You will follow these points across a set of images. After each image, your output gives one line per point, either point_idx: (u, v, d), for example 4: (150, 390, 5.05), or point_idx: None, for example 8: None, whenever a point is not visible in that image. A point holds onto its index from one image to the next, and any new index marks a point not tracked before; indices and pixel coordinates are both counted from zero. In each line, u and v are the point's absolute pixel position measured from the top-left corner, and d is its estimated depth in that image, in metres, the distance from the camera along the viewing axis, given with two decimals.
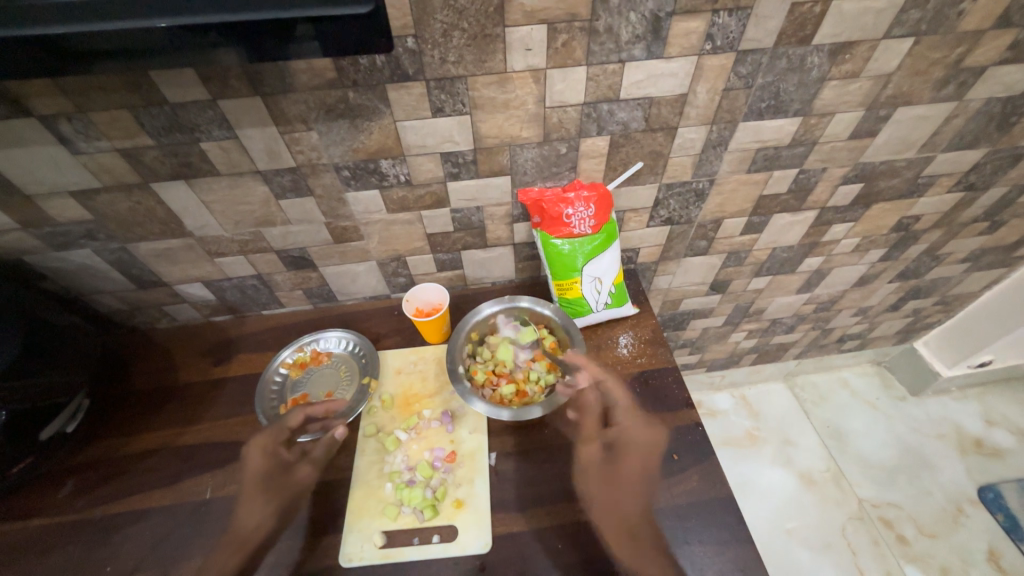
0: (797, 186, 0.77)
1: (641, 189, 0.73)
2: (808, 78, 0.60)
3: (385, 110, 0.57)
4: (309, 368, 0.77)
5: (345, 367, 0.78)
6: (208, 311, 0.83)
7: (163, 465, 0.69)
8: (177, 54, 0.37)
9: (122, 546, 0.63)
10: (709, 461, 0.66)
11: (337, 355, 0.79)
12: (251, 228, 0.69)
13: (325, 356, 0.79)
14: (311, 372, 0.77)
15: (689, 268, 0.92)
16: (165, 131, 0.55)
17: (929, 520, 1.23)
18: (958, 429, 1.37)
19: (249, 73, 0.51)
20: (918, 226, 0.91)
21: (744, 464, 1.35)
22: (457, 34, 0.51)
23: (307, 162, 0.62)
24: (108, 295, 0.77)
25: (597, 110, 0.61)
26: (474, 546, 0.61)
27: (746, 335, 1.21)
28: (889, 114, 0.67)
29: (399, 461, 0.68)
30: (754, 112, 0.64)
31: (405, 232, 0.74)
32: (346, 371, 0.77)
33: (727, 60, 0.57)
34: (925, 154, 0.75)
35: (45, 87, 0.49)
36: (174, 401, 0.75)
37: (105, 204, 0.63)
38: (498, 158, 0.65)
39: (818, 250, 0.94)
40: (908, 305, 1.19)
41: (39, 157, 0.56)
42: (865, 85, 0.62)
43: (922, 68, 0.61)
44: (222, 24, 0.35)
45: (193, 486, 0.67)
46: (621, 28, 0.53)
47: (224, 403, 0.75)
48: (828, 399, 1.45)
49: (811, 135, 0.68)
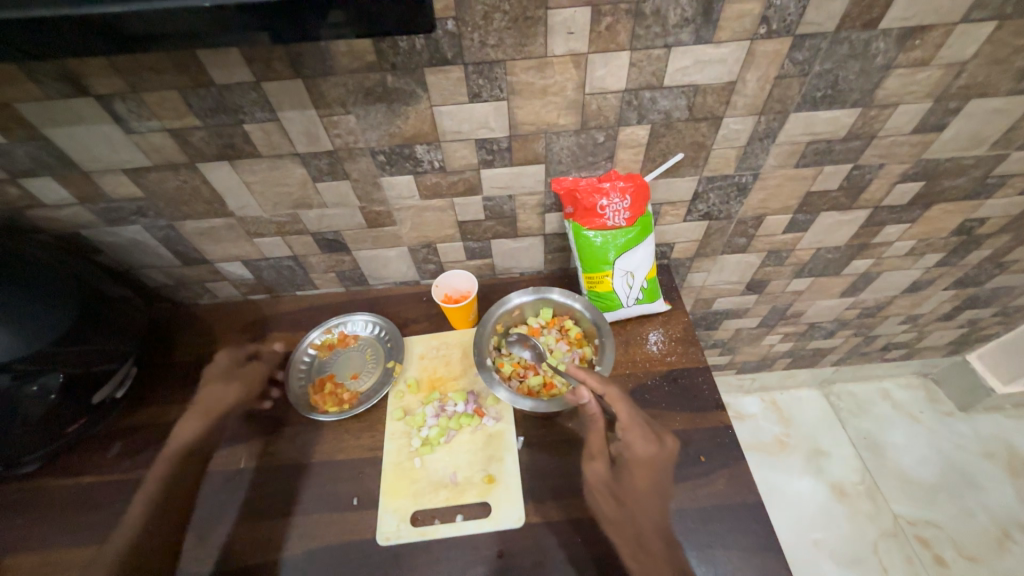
0: (849, 182, 0.72)
1: (680, 181, 0.70)
2: (871, 66, 0.56)
3: (423, 95, 0.57)
4: (337, 351, 0.79)
5: (371, 351, 0.79)
6: (246, 289, 0.86)
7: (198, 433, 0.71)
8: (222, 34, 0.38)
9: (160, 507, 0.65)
10: (736, 466, 0.64)
11: (364, 339, 0.80)
12: (289, 210, 0.71)
13: (352, 339, 0.80)
14: (338, 354, 0.79)
15: (725, 266, 0.89)
16: (212, 113, 0.57)
17: (971, 543, 1.16)
18: (1010, 450, 1.28)
19: (291, 56, 0.52)
20: (982, 230, 0.85)
21: (770, 470, 1.31)
22: (498, 17, 0.50)
23: (344, 146, 0.62)
24: (156, 270, 0.80)
25: (638, 97, 0.59)
26: (509, 521, 0.62)
27: (781, 338, 1.17)
28: (960, 106, 0.62)
29: (427, 402, 0.72)
30: (808, 101, 0.60)
31: (436, 219, 0.74)
32: (371, 354, 0.79)
33: (783, 45, 0.54)
34: (998, 152, 0.69)
35: (105, 67, 0.52)
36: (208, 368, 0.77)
37: (154, 182, 0.65)
38: (533, 145, 0.64)
39: (868, 252, 0.88)
40: (964, 315, 1.11)
41: (97, 136, 0.59)
42: (935, 74, 0.58)
43: (1002, 56, 0.56)
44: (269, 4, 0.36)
45: (227, 455, 0.70)
46: (669, 11, 0.50)
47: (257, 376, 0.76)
48: (867, 410, 1.38)
49: (869, 129, 0.64)
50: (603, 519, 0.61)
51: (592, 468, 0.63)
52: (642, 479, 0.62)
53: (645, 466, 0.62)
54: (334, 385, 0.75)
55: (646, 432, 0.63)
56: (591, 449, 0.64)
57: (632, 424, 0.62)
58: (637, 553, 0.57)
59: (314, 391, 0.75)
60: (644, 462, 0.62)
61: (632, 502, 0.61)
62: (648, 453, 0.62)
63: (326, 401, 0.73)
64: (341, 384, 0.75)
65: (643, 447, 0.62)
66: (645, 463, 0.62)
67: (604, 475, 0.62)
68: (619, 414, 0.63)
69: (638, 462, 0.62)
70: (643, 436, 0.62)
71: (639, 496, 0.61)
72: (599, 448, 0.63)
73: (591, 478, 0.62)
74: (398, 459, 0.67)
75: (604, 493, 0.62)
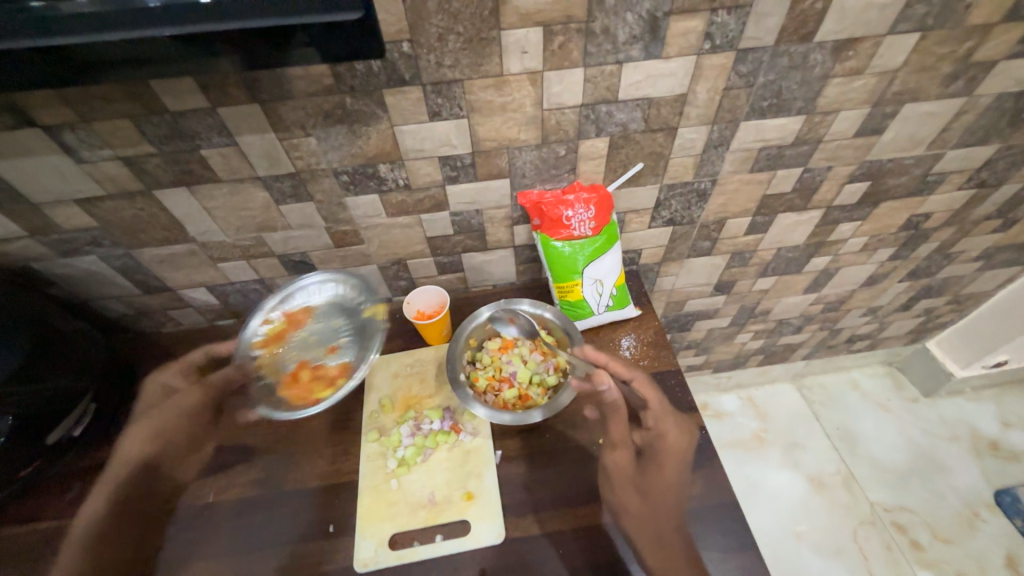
0: (801, 185, 0.76)
1: (642, 190, 0.72)
2: (811, 76, 0.59)
3: (382, 115, 0.57)
4: (296, 337, 0.76)
5: (341, 322, 0.77)
6: (212, 315, 0.84)
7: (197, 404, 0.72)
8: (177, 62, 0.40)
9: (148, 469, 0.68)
10: (712, 466, 0.65)
11: (320, 313, 0.76)
12: (253, 233, 0.70)
13: (302, 314, 0.76)
14: (291, 342, 0.75)
15: (693, 269, 0.91)
16: (167, 140, 0.56)
17: (943, 524, 1.20)
18: (974, 431, 1.33)
19: (246, 81, 0.52)
20: (928, 225, 0.89)
21: (751, 466, 1.33)
22: (452, 38, 0.51)
23: (306, 167, 0.62)
24: (116, 300, 0.78)
25: (595, 111, 0.60)
26: (489, 537, 0.61)
27: (752, 336, 1.20)
28: (896, 111, 0.65)
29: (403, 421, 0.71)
30: (756, 111, 0.63)
31: (405, 236, 0.74)
32: (341, 323, 0.76)
33: (728, 59, 0.57)
34: (934, 152, 0.73)
35: (51, 98, 0.50)
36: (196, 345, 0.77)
37: (109, 211, 0.64)
38: (496, 161, 0.65)
39: (825, 249, 0.92)
40: (920, 304, 1.16)
41: (45, 167, 0.57)
42: (871, 82, 0.61)
43: (929, 63, 0.60)
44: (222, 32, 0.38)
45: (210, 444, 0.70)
46: (618, 29, 0.52)
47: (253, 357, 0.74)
48: (838, 401, 1.42)
49: (815, 134, 0.67)
50: (625, 512, 0.61)
51: (615, 457, 0.65)
52: (666, 469, 0.65)
53: (664, 455, 0.66)
54: (310, 370, 0.73)
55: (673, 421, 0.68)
56: (614, 438, 0.67)
57: (661, 410, 0.68)
58: (655, 545, 0.59)
59: (290, 389, 0.72)
60: (670, 452, 0.66)
61: (655, 495, 0.62)
62: (677, 442, 0.67)
63: (312, 390, 0.71)
64: (319, 368, 0.73)
65: (673, 433, 0.67)
66: (667, 451, 0.66)
67: (628, 463, 0.65)
68: (649, 399, 0.69)
69: (665, 450, 0.66)
70: (672, 423, 0.68)
71: (658, 496, 0.62)
72: (620, 435, 0.67)
73: (614, 469, 0.65)
74: (375, 482, 0.66)
75: (628, 484, 0.63)
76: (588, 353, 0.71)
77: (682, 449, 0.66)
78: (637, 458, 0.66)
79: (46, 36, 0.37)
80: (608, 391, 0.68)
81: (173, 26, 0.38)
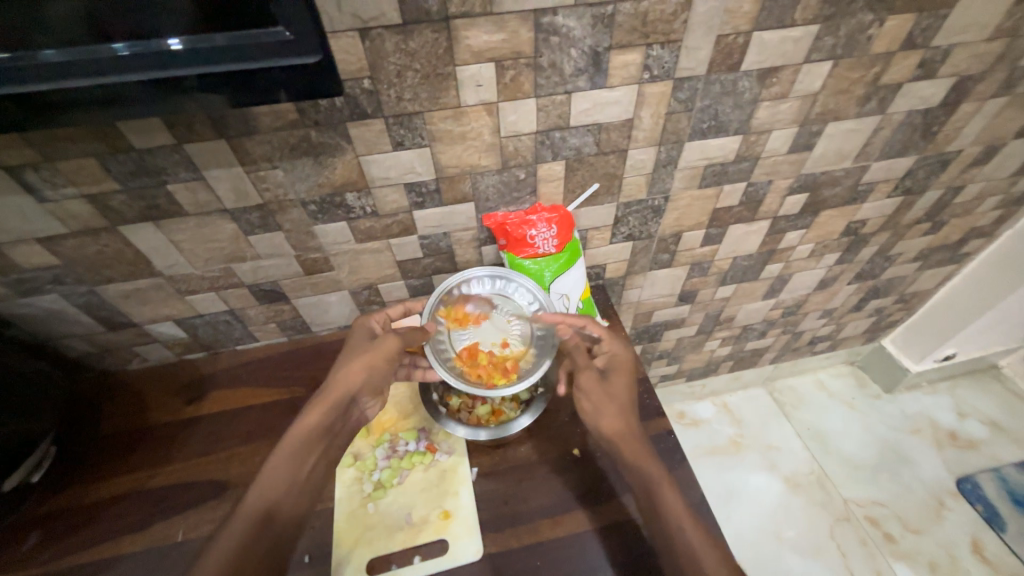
0: (747, 198, 0.82)
1: (600, 209, 0.76)
2: (742, 100, 0.66)
3: (347, 146, 0.60)
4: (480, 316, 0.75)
5: (536, 316, 0.73)
6: (180, 349, 0.82)
7: (322, 424, 0.62)
8: (151, 103, 0.43)
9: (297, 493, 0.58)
10: (681, 468, 0.67)
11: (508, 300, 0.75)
12: (221, 264, 0.70)
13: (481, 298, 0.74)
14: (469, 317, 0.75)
15: (656, 281, 0.96)
16: (132, 176, 0.57)
17: (912, 515, 1.25)
18: (933, 423, 1.40)
19: (213, 119, 0.54)
20: (866, 230, 0.97)
21: (729, 472, 1.36)
22: (410, 74, 0.55)
23: (274, 199, 0.64)
24: (78, 338, 0.76)
25: (550, 137, 0.65)
26: (468, 555, 0.61)
27: (720, 343, 1.25)
28: (821, 129, 0.72)
29: (378, 444, 0.72)
30: (697, 132, 0.68)
31: (375, 261, 0.76)
32: (540, 322, 0.73)
33: (666, 87, 0.62)
34: (861, 164, 0.80)
35: (13, 140, 0.51)
36: (359, 334, 0.68)
37: (72, 248, 0.63)
38: (460, 186, 0.68)
39: (777, 257, 0.98)
40: (871, 305, 1.24)
41: (6, 208, 0.57)
42: (795, 104, 0.68)
43: (844, 87, 0.67)
44: (194, 75, 0.41)
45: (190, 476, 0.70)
46: (564, 63, 0.57)
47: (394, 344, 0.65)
48: (807, 401, 1.47)
49: (753, 151, 0.73)
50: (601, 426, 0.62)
51: (581, 377, 0.66)
52: (623, 376, 0.65)
53: (618, 365, 0.66)
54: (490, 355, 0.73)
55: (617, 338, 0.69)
56: (579, 364, 0.67)
57: (609, 335, 0.68)
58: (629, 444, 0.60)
59: (469, 366, 0.72)
60: (623, 363, 0.66)
61: (620, 400, 0.63)
62: (626, 354, 0.68)
63: (489, 372, 0.71)
64: (470, 346, 0.73)
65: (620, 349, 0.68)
66: (619, 362, 0.67)
67: (594, 378, 0.65)
68: (598, 330, 0.68)
69: (620, 362, 0.67)
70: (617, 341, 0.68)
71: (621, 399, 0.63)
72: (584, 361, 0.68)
73: (582, 387, 0.65)
74: (351, 508, 0.66)
75: (596, 394, 0.64)
76: (544, 318, 0.69)
77: (630, 357, 0.68)
78: (600, 373, 0.66)
79: (22, 83, 0.39)
80: (570, 339, 0.70)
81: (147, 74, 0.40)
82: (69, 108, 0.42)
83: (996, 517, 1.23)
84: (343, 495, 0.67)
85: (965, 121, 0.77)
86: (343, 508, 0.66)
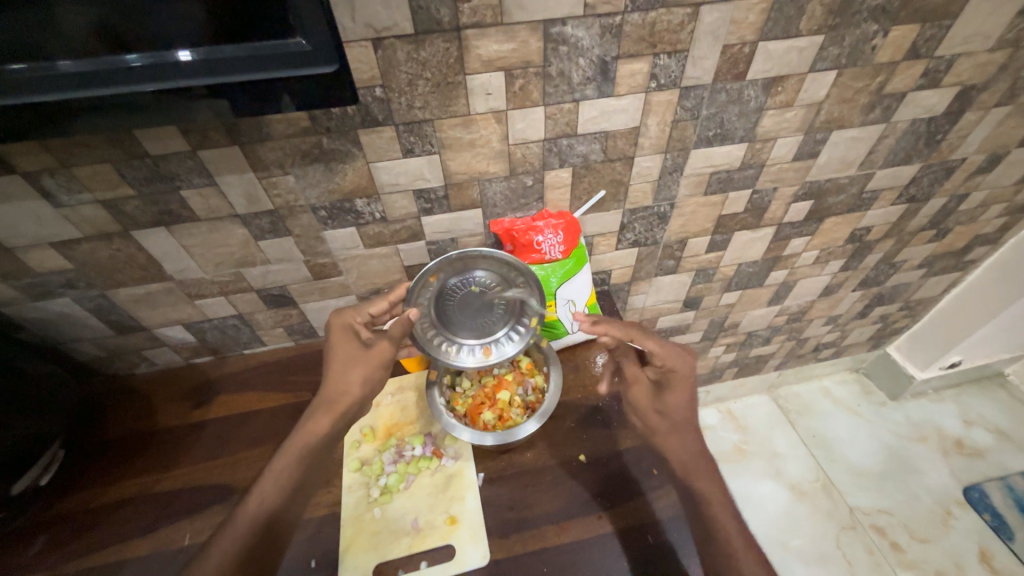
0: (752, 205, 0.82)
1: (607, 215, 0.77)
2: (748, 108, 0.66)
3: (358, 153, 0.61)
4: (470, 292, 0.70)
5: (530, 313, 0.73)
6: (188, 353, 0.83)
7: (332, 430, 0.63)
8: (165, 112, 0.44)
9: (294, 496, 0.59)
10: None
11: (502, 283, 0.71)
12: (231, 269, 0.71)
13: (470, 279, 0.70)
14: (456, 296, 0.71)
15: (661, 287, 0.96)
16: (147, 182, 0.58)
17: (919, 524, 1.24)
18: (938, 430, 1.40)
19: (226, 126, 0.55)
20: (870, 237, 0.97)
21: (734, 479, 1.35)
22: (421, 83, 0.55)
23: (285, 205, 0.64)
24: (87, 342, 0.77)
25: (557, 145, 0.65)
26: (474, 560, 0.61)
27: (725, 349, 1.24)
28: (826, 137, 0.73)
29: (385, 449, 0.72)
30: (703, 140, 0.69)
31: (383, 266, 0.76)
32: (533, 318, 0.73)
33: (672, 95, 0.63)
34: (865, 172, 0.81)
35: (32, 146, 0.52)
36: (346, 339, 0.66)
37: (86, 252, 0.64)
38: (468, 192, 0.69)
39: (782, 263, 0.98)
40: (875, 311, 1.24)
41: (21, 212, 0.58)
42: (800, 113, 0.68)
43: (848, 96, 0.68)
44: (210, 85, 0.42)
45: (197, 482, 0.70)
46: (572, 72, 0.58)
47: (388, 349, 0.67)
48: (813, 410, 1.47)
49: (758, 159, 0.74)
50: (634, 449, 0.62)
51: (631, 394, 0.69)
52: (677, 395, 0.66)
53: (673, 382, 0.67)
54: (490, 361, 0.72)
55: (671, 349, 0.67)
56: (630, 377, 0.70)
57: (665, 351, 0.67)
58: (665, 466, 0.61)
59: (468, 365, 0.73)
60: (682, 380, 0.66)
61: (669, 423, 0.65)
62: (685, 366, 0.67)
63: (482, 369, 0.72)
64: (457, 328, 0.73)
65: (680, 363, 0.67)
66: (676, 379, 0.67)
67: (645, 396, 0.68)
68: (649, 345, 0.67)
69: (678, 380, 0.66)
70: (672, 356, 0.67)
71: (667, 423, 0.65)
72: (636, 371, 0.70)
73: (635, 402, 0.69)
74: (358, 512, 0.66)
75: (648, 412, 0.67)
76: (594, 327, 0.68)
77: (690, 368, 0.67)
78: (654, 386, 0.68)
79: (42, 93, 0.40)
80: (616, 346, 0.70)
81: (161, 84, 0.41)
82: (92, 114, 0.43)
83: (1003, 525, 1.22)
84: (348, 501, 0.67)
85: (968, 130, 0.78)
86: (350, 512, 0.66)
